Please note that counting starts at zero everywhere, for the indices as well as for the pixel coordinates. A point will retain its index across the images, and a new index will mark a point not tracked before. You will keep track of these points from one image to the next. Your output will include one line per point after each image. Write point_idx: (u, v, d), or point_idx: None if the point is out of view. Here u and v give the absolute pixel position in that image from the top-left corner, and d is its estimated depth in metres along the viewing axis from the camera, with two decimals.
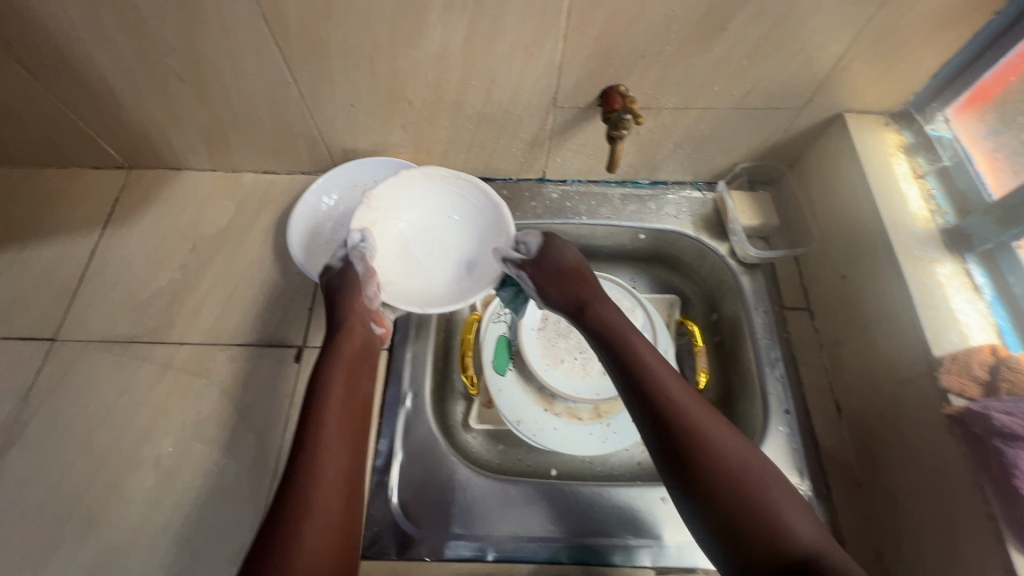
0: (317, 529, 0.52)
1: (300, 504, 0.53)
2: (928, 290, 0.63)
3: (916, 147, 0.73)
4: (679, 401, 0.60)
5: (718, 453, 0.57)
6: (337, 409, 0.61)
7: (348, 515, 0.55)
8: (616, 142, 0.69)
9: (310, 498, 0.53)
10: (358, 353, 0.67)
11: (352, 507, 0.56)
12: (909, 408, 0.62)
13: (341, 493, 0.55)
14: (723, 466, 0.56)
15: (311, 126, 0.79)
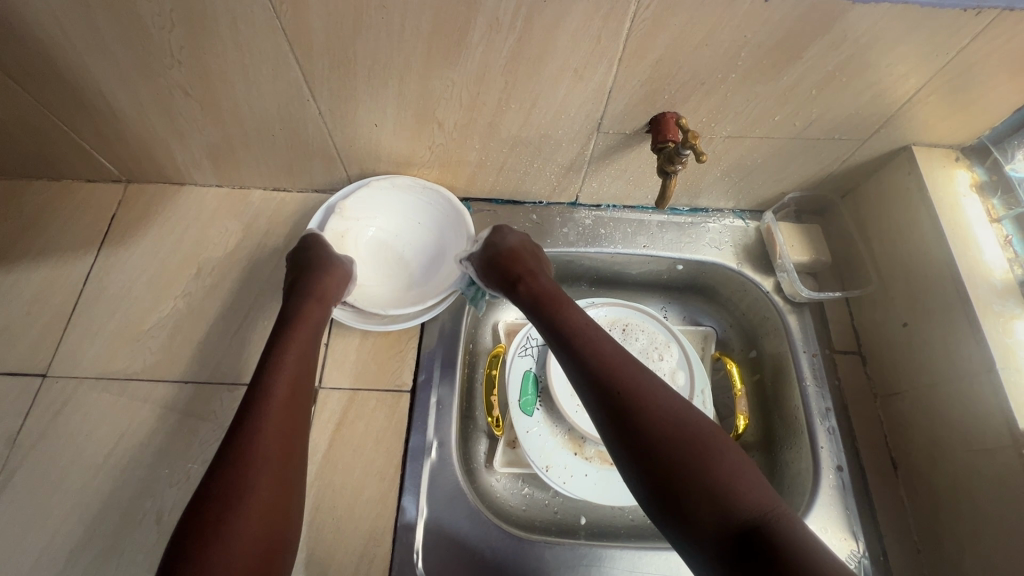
0: (251, 516, 0.48)
1: (233, 477, 0.49)
2: (1009, 350, 0.58)
3: (991, 187, 0.67)
4: (635, 375, 0.56)
5: (662, 421, 0.52)
6: (279, 383, 0.56)
7: (280, 492, 0.51)
8: (670, 177, 0.63)
9: (248, 478, 0.49)
10: (308, 334, 0.63)
11: (284, 484, 0.52)
12: (987, 480, 0.57)
13: (274, 473, 0.51)
14: (672, 430, 0.51)
15: (329, 145, 0.72)
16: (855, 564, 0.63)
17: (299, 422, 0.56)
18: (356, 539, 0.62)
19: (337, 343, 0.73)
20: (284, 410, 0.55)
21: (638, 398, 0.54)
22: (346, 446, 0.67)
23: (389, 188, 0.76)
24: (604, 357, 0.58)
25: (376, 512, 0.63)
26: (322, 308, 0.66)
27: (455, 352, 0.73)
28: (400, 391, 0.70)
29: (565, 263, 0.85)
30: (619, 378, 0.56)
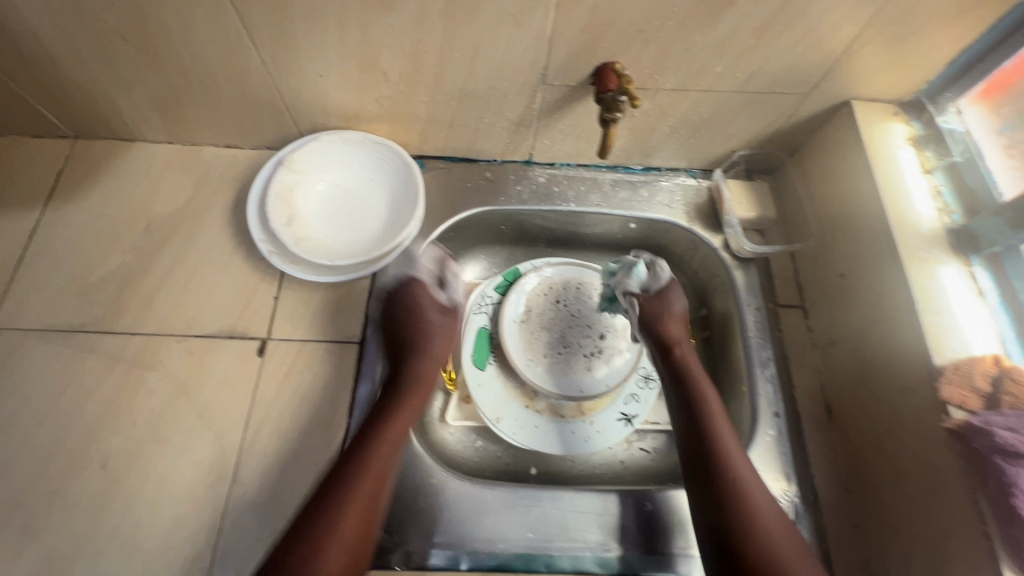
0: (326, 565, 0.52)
1: (331, 508, 0.55)
2: (930, 294, 0.60)
3: (926, 140, 0.68)
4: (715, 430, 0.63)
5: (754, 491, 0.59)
6: (395, 423, 0.62)
7: (367, 525, 0.56)
8: (610, 126, 0.63)
9: (329, 512, 0.55)
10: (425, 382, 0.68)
11: (372, 521, 0.56)
12: (905, 417, 0.59)
13: (363, 508, 0.56)
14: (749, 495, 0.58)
15: (276, 97, 0.72)
16: (785, 503, 0.65)
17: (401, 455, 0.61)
18: (300, 482, 0.63)
19: (287, 297, 0.73)
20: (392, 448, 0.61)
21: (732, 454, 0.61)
22: (293, 395, 0.68)
23: (341, 143, 0.77)
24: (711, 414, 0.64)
25: (322, 457, 0.65)
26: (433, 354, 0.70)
27: None
28: (349, 343, 0.71)
29: (520, 223, 0.86)
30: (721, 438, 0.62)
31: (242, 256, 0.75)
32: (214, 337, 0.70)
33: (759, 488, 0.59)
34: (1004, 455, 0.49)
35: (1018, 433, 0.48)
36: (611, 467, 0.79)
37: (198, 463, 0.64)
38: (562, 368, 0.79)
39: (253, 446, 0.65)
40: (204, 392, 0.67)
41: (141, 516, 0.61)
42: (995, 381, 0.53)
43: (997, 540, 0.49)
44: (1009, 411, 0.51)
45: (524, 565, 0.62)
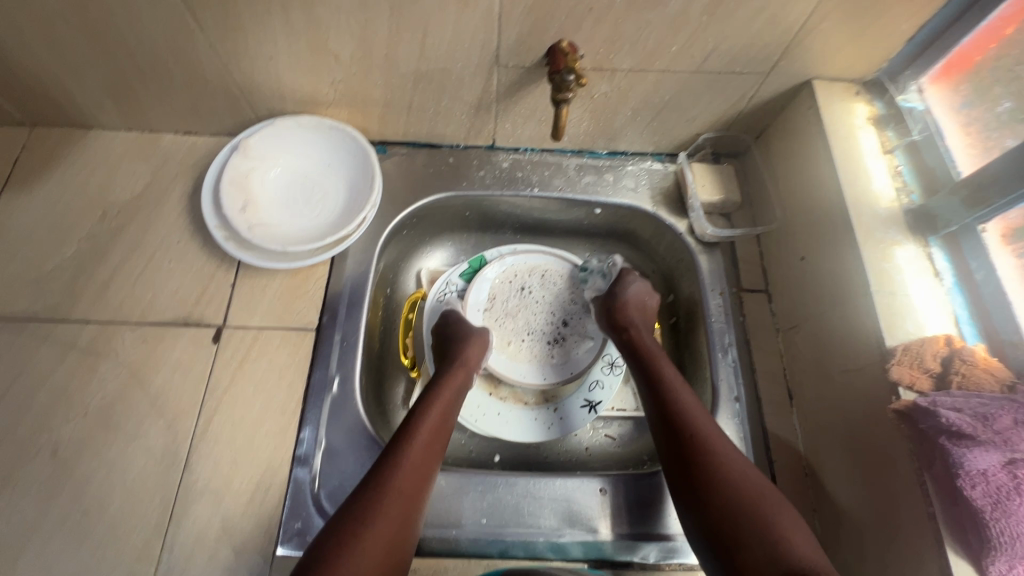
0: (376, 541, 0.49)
1: (368, 508, 0.51)
2: (885, 274, 0.59)
3: (887, 119, 0.68)
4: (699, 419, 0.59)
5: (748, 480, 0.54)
6: (421, 428, 0.59)
7: (403, 526, 0.52)
8: (560, 107, 0.62)
9: (372, 508, 0.51)
10: (452, 393, 0.65)
11: (408, 523, 0.52)
12: (858, 400, 0.59)
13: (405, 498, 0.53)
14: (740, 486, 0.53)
15: (228, 81, 0.71)
16: None
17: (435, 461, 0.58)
18: (252, 469, 0.63)
19: (243, 284, 0.72)
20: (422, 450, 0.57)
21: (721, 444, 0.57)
22: (247, 382, 0.67)
23: (297, 129, 0.76)
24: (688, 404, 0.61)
25: (275, 444, 0.64)
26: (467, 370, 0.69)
27: (363, 292, 0.73)
28: (305, 330, 0.70)
29: (485, 209, 0.85)
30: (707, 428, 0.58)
31: (199, 244, 0.74)
32: (169, 324, 0.69)
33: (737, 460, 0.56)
34: (949, 436, 0.48)
35: (962, 413, 0.48)
36: (577, 455, 0.78)
37: (149, 450, 0.63)
38: (525, 355, 0.79)
39: (206, 434, 0.64)
40: (157, 379, 0.66)
41: (91, 503, 0.60)
42: (945, 362, 0.53)
43: (942, 522, 0.49)
44: (957, 391, 0.50)
45: (476, 551, 0.62)
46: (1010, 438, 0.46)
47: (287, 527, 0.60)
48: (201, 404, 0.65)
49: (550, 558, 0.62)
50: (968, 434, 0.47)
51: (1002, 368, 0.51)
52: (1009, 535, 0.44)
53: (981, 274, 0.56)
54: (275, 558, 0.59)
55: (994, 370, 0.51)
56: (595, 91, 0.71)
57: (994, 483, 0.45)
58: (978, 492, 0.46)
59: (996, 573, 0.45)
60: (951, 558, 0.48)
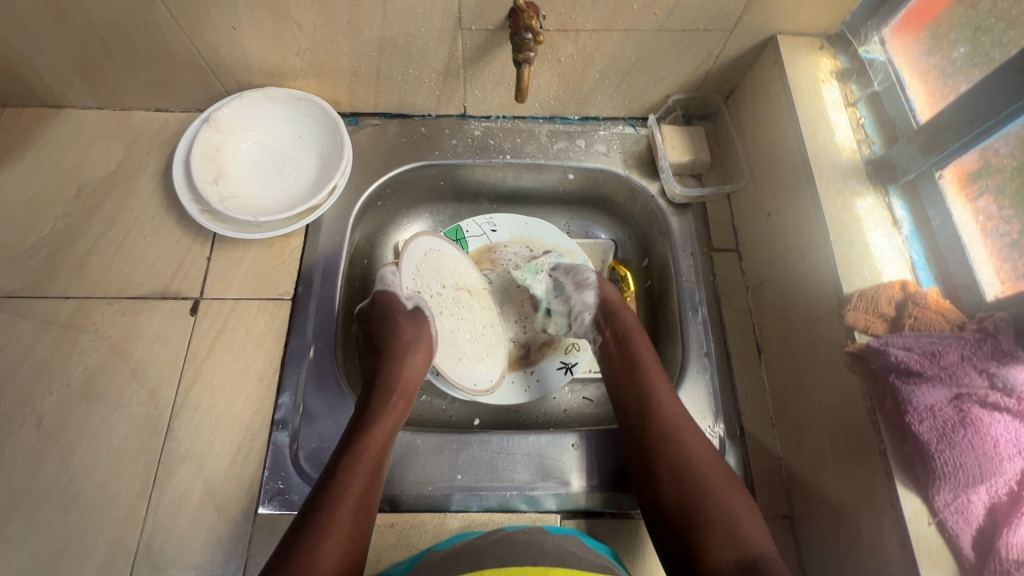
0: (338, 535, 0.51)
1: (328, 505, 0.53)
2: (845, 224, 0.60)
3: (849, 73, 0.68)
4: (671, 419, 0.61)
5: (703, 479, 0.56)
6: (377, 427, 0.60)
7: (360, 518, 0.54)
8: (523, 67, 0.63)
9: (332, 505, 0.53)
10: (403, 399, 0.65)
11: (365, 512, 0.54)
12: (820, 348, 0.60)
13: (360, 493, 0.55)
14: (696, 486, 0.56)
15: (194, 54, 0.71)
16: (712, 440, 0.66)
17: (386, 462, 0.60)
18: (232, 434, 0.64)
19: (219, 257, 0.73)
20: (377, 449, 0.59)
21: (684, 448, 0.59)
22: (225, 351, 0.68)
23: (266, 101, 0.76)
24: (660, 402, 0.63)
25: (254, 409, 0.66)
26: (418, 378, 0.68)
27: (337, 262, 0.74)
28: (281, 300, 0.72)
29: (459, 179, 0.86)
30: (673, 431, 0.60)
31: (173, 219, 0.75)
32: (147, 298, 0.71)
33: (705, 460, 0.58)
34: (899, 373, 0.49)
35: (912, 351, 0.49)
36: (554, 417, 0.79)
37: (132, 419, 0.65)
38: (455, 355, 0.73)
39: (187, 401, 0.66)
40: (137, 351, 0.68)
41: (76, 470, 0.62)
42: (898, 305, 0.54)
43: (893, 458, 0.50)
44: (909, 332, 0.52)
45: (453, 505, 0.64)
46: (956, 372, 0.48)
47: (268, 488, 0.62)
48: (181, 373, 0.67)
49: (524, 510, 0.64)
50: (916, 370, 0.48)
51: (952, 310, 0.52)
52: (952, 465, 0.46)
53: (938, 220, 0.57)
54: (258, 516, 0.61)
55: (945, 312, 0.52)
56: (561, 53, 0.71)
57: (940, 417, 0.47)
58: (925, 426, 0.47)
59: (942, 503, 0.47)
60: (899, 491, 0.49)
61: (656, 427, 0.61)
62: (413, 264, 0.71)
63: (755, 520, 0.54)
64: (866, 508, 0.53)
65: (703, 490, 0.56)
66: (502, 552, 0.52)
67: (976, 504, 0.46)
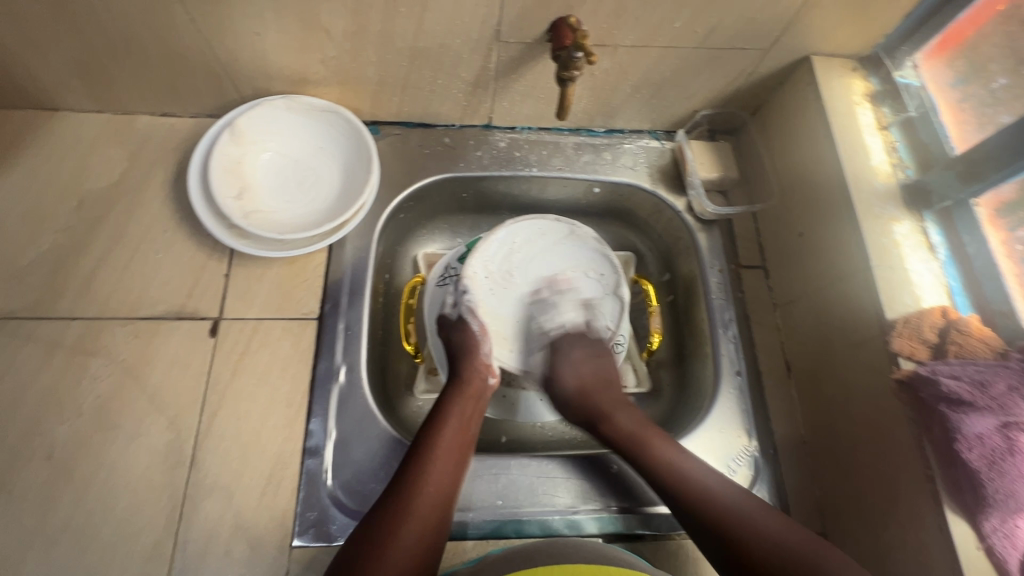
0: (405, 539, 0.51)
1: (398, 505, 0.52)
2: (886, 250, 0.60)
3: (882, 96, 0.69)
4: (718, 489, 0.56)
5: (759, 534, 0.52)
6: (447, 427, 0.59)
7: (429, 523, 0.53)
8: (566, 85, 0.61)
9: (403, 504, 0.52)
10: (472, 403, 0.63)
11: (433, 519, 0.53)
12: (858, 370, 0.61)
13: (431, 499, 0.54)
14: (773, 549, 0.51)
15: (210, 58, 0.66)
16: (747, 459, 0.67)
17: (461, 471, 0.58)
18: (261, 464, 0.62)
19: (238, 275, 0.70)
20: (447, 451, 0.57)
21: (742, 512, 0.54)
22: (249, 375, 0.65)
23: (286, 109, 0.72)
24: (663, 457, 0.59)
25: (283, 436, 0.63)
26: (483, 375, 0.65)
27: (364, 279, 0.71)
28: (306, 319, 0.69)
29: (482, 190, 0.83)
30: (663, 467, 0.58)
31: (186, 234, 0.71)
32: (161, 319, 0.67)
33: (713, 483, 0.57)
34: (949, 402, 0.51)
35: (961, 381, 0.50)
36: (581, 432, 0.78)
37: (153, 449, 0.61)
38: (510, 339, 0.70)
39: (211, 429, 0.63)
40: (154, 375, 0.64)
41: (94, 506, 0.58)
42: (941, 332, 0.55)
43: (940, 483, 0.52)
44: (954, 360, 0.53)
45: (491, 531, 0.63)
46: (1005, 403, 0.48)
47: (303, 519, 0.60)
48: (205, 400, 0.64)
49: (566, 534, 0.63)
50: (967, 400, 0.50)
51: (994, 336, 0.53)
52: (1003, 493, 0.47)
53: (973, 245, 0.59)
54: (293, 550, 0.59)
55: (987, 339, 0.53)
56: (596, 67, 0.70)
57: (989, 445, 0.48)
58: (975, 454, 0.49)
59: (990, 528, 0.48)
60: (948, 516, 0.51)
61: (662, 481, 0.58)
62: (435, 279, 0.78)
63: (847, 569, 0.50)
64: (910, 528, 0.54)
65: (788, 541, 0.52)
66: (556, 551, 0.52)
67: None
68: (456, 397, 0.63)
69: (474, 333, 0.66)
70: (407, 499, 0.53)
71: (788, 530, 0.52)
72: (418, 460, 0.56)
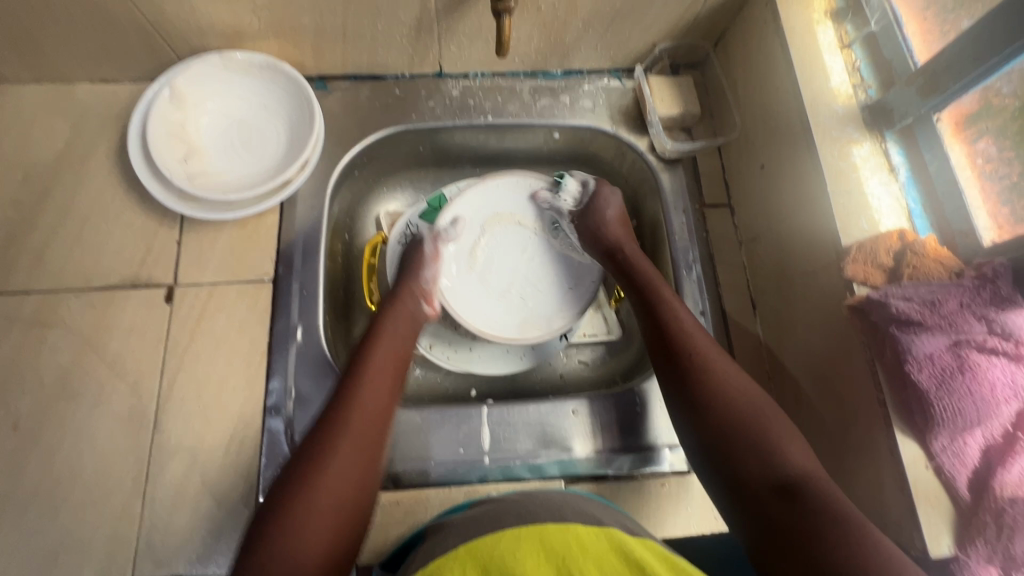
0: (343, 453, 0.49)
1: (333, 425, 0.51)
2: (842, 173, 0.58)
3: (845, 12, 0.65)
4: (705, 353, 0.56)
5: (742, 410, 0.52)
6: (376, 355, 0.58)
7: (370, 446, 0.51)
8: (503, 18, 0.58)
9: (340, 423, 0.52)
10: (407, 323, 0.63)
11: (376, 438, 0.52)
12: (818, 303, 0.59)
13: (370, 417, 0.53)
14: (737, 415, 0.51)
15: (137, 16, 0.64)
16: None
17: (398, 388, 0.58)
18: (223, 424, 0.62)
19: (190, 241, 0.69)
20: (382, 368, 0.57)
21: (714, 370, 0.55)
22: (208, 339, 0.65)
23: (223, 68, 0.70)
24: (678, 322, 0.60)
25: (244, 397, 0.64)
26: (418, 297, 0.66)
27: (317, 239, 0.71)
28: (261, 282, 0.68)
29: (439, 143, 0.81)
30: (685, 328, 0.59)
31: (135, 201, 0.70)
32: (116, 288, 0.67)
33: (716, 356, 0.56)
34: (899, 324, 0.49)
35: (912, 302, 0.49)
36: (551, 382, 0.77)
37: (117, 414, 0.62)
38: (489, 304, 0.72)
39: (172, 393, 0.63)
40: (113, 343, 0.64)
41: (63, 470, 0.60)
42: (897, 255, 0.53)
43: (892, 408, 0.51)
44: (909, 282, 0.51)
45: (454, 481, 0.63)
46: (956, 320, 0.48)
47: (266, 475, 0.61)
48: (164, 365, 0.64)
49: (528, 479, 0.64)
50: (918, 320, 0.48)
51: (950, 257, 0.52)
52: (951, 411, 0.47)
53: (935, 164, 0.56)
54: (259, 504, 0.60)
55: (943, 259, 0.52)
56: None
57: (939, 364, 0.47)
58: (925, 374, 0.48)
59: (939, 448, 0.48)
60: (898, 439, 0.50)
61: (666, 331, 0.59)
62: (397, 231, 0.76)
63: (795, 438, 0.49)
64: (864, 453, 0.54)
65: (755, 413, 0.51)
66: (525, 513, 0.48)
67: (972, 447, 0.47)
68: (388, 318, 0.63)
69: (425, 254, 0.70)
70: (341, 420, 0.52)
71: (753, 403, 0.52)
72: (354, 377, 0.56)
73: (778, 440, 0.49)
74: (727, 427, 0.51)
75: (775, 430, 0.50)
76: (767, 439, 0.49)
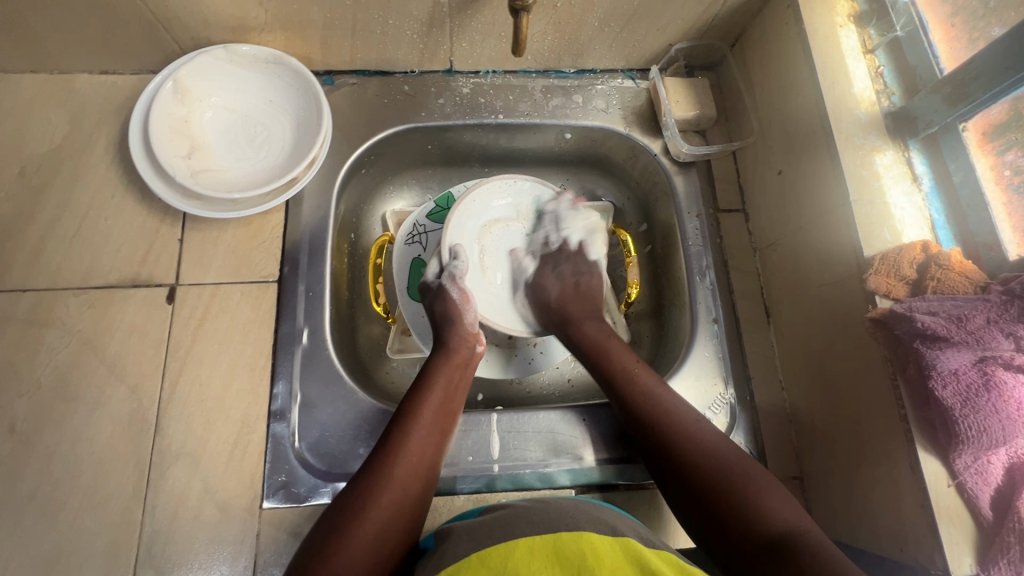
0: (384, 507, 0.49)
1: (379, 474, 0.50)
2: (865, 182, 0.57)
3: (868, 16, 0.63)
4: (667, 411, 0.56)
5: (718, 464, 0.51)
6: (427, 404, 0.56)
7: (409, 496, 0.51)
8: (520, 16, 0.56)
9: (383, 471, 0.51)
10: (458, 372, 0.61)
11: (418, 493, 0.51)
12: (837, 313, 0.58)
13: (417, 471, 0.52)
14: (718, 471, 0.51)
15: (139, 6, 0.61)
16: (724, 407, 0.66)
17: (444, 441, 0.56)
18: (226, 429, 0.61)
19: (193, 240, 0.67)
20: (432, 417, 0.56)
21: (681, 429, 0.55)
22: (210, 341, 0.64)
23: (229, 62, 0.68)
24: (634, 382, 0.59)
25: (247, 401, 0.62)
26: (471, 343, 0.63)
27: (324, 239, 0.69)
28: (266, 283, 0.67)
29: (448, 141, 0.79)
30: (648, 393, 0.58)
31: (136, 198, 0.68)
32: (115, 287, 0.65)
33: (680, 411, 0.56)
34: (924, 339, 0.48)
35: (938, 316, 0.48)
36: (559, 387, 0.76)
37: (116, 418, 0.60)
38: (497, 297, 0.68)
39: (174, 396, 0.61)
40: (112, 344, 0.62)
41: (60, 476, 0.58)
42: (921, 268, 0.52)
43: (914, 424, 0.50)
44: (933, 296, 0.50)
45: (463, 488, 0.63)
46: (983, 337, 0.46)
47: (271, 481, 0.60)
48: (165, 367, 0.62)
49: (538, 487, 0.63)
50: (943, 336, 0.47)
51: (975, 270, 0.50)
52: (976, 430, 0.45)
53: (960, 174, 0.55)
54: (263, 511, 0.59)
55: (968, 273, 0.50)
56: None
57: (965, 381, 0.46)
58: (949, 391, 0.46)
59: (962, 466, 0.47)
60: (920, 455, 0.49)
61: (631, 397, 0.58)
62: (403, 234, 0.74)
63: (782, 498, 0.49)
64: (882, 469, 0.53)
65: (738, 472, 0.51)
66: (536, 522, 0.47)
67: (995, 465, 0.46)
68: (441, 364, 0.61)
69: (455, 301, 0.63)
70: (387, 472, 0.51)
71: (728, 460, 0.52)
72: (403, 423, 0.54)
73: (757, 492, 0.49)
74: (719, 483, 0.50)
75: (755, 487, 0.49)
76: (751, 498, 0.49)
